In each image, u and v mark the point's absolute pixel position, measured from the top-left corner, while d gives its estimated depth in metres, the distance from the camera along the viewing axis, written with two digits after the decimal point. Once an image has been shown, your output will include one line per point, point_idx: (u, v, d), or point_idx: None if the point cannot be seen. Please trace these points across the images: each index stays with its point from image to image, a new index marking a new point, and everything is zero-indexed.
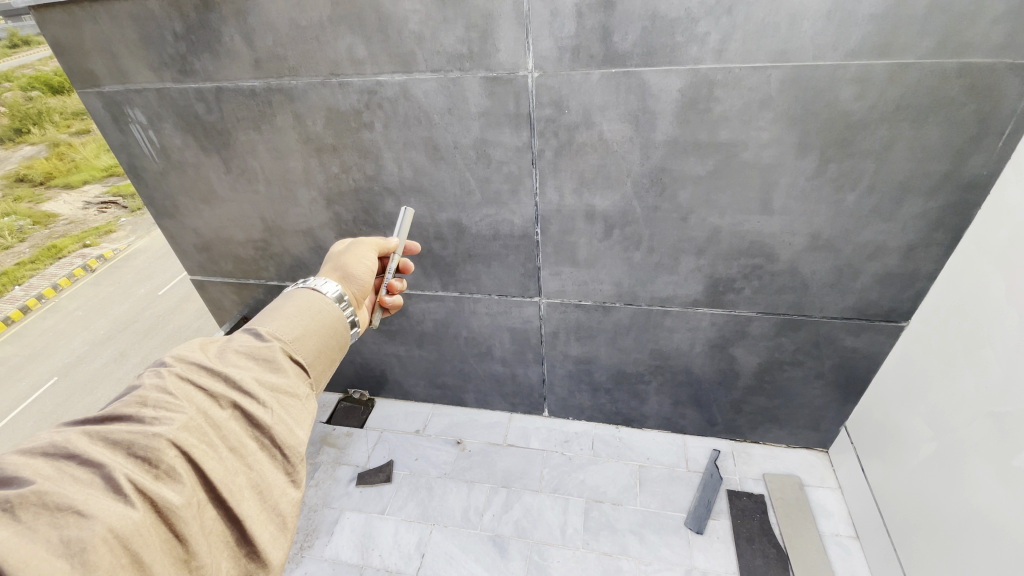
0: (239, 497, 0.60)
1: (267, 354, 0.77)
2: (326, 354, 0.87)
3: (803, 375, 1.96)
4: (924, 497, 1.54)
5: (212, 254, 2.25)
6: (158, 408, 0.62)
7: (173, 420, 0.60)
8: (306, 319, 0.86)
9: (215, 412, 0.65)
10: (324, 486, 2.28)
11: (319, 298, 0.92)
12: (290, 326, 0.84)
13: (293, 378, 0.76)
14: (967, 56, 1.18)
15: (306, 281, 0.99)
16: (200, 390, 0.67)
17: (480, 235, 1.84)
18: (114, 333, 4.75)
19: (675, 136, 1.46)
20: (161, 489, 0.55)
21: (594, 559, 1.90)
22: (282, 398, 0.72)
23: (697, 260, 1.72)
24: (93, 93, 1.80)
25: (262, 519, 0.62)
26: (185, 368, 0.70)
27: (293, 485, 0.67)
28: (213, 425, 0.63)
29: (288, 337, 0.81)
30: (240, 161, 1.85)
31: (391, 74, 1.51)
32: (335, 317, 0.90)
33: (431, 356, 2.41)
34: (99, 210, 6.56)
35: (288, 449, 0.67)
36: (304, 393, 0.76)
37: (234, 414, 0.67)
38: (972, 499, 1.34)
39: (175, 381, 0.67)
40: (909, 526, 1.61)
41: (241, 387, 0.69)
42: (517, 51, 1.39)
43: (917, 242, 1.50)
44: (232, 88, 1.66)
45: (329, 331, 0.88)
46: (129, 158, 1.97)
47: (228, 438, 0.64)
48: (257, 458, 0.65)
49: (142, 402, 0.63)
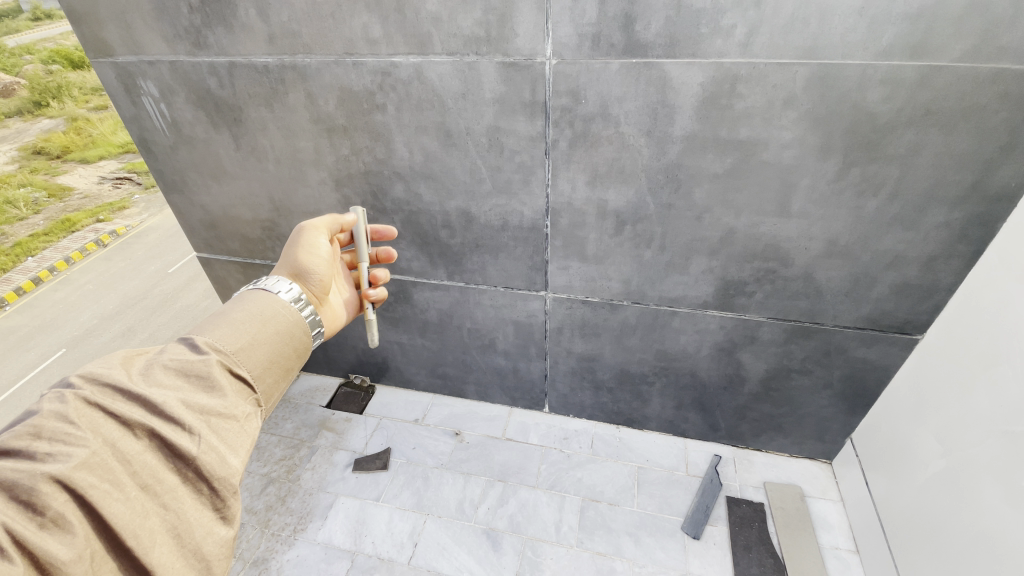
0: (149, 545, 0.58)
1: (201, 370, 0.73)
2: (278, 364, 0.84)
3: (810, 384, 1.92)
4: (930, 518, 1.49)
5: (220, 232, 2.24)
6: (55, 441, 0.58)
7: (70, 456, 0.57)
8: (253, 328, 0.83)
9: (128, 444, 0.62)
10: (320, 471, 2.28)
11: (273, 302, 0.89)
12: (236, 335, 0.80)
13: (230, 399, 0.72)
14: (1005, 60, 1.12)
15: (258, 283, 0.95)
16: (111, 417, 0.63)
17: (489, 225, 1.81)
18: (122, 309, 4.77)
19: (693, 132, 1.42)
20: (45, 541, 0.52)
21: (588, 559, 1.88)
22: (216, 421, 0.69)
23: (709, 260, 1.68)
24: (107, 63, 1.78)
25: (180, 566, 0.60)
26: (95, 391, 0.65)
27: (224, 522, 0.65)
28: (123, 459, 0.60)
29: (230, 349, 0.78)
30: (250, 138, 1.84)
31: (405, 56, 1.48)
32: (291, 322, 0.88)
33: (433, 345, 2.39)
34: (114, 185, 6.46)
35: (216, 482, 0.64)
36: (244, 413, 0.73)
37: (151, 444, 0.63)
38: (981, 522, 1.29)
39: (80, 408, 0.62)
40: (914, 545, 1.55)
41: (162, 412, 0.65)
42: (535, 37, 1.36)
43: (938, 253, 1.46)
44: (246, 63, 1.63)
45: (281, 338, 0.85)
46: (140, 131, 1.97)
47: (140, 475, 0.61)
48: (177, 494, 0.62)
49: (36, 433, 0.58)
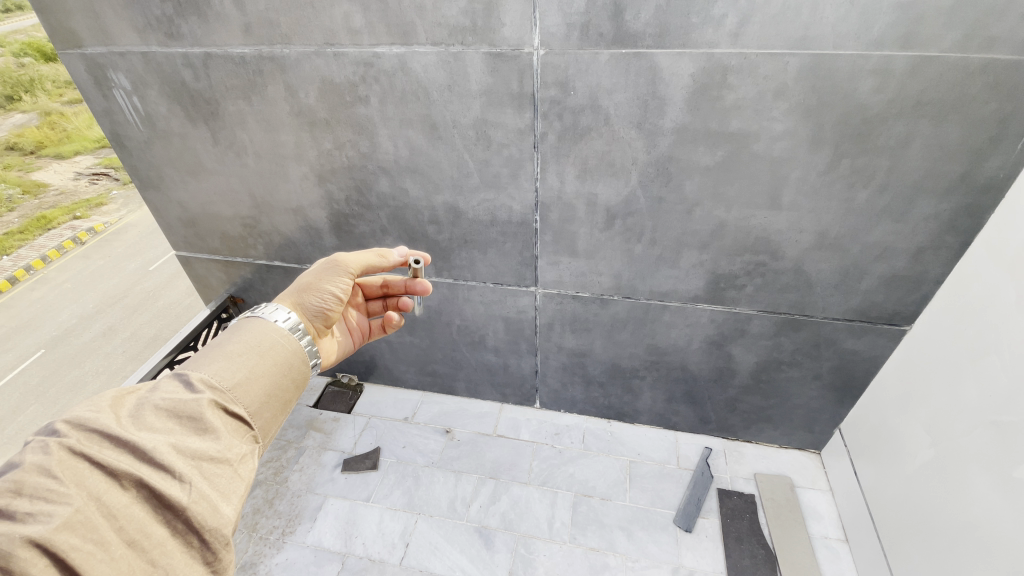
0: None
1: (193, 411, 0.70)
2: (276, 397, 0.81)
3: (800, 376, 1.93)
4: (917, 522, 1.52)
5: (199, 230, 2.17)
6: (36, 499, 0.54)
7: (53, 515, 0.53)
8: (253, 360, 0.81)
9: (114, 497, 0.58)
10: (309, 472, 2.24)
11: (272, 330, 0.87)
12: (233, 369, 0.78)
13: (224, 441, 0.69)
14: (995, 51, 1.12)
15: (258, 309, 0.94)
16: (97, 467, 0.60)
17: (477, 221, 1.78)
18: (104, 309, 4.71)
19: (684, 124, 1.39)
20: None
21: (581, 555, 1.88)
22: (208, 467, 0.66)
23: (700, 255, 1.67)
24: (75, 55, 1.70)
25: None
26: (81, 439, 0.62)
27: None
28: (108, 515, 0.57)
29: (226, 385, 0.76)
30: (229, 133, 1.78)
31: (389, 46, 1.43)
32: (291, 351, 0.86)
33: (422, 343, 2.36)
34: (92, 181, 5.29)
35: (208, 533, 0.61)
36: (238, 454, 0.70)
37: (140, 496, 0.60)
38: (966, 524, 1.31)
39: (64, 458, 0.59)
40: (903, 548, 1.57)
41: (153, 460, 0.62)
42: (522, 26, 1.32)
43: (926, 244, 1.46)
44: (222, 55, 1.57)
45: (281, 368, 0.83)
46: (112, 125, 1.89)
47: (126, 531, 0.57)
48: (166, 549, 0.59)
49: (17, 490, 0.55)
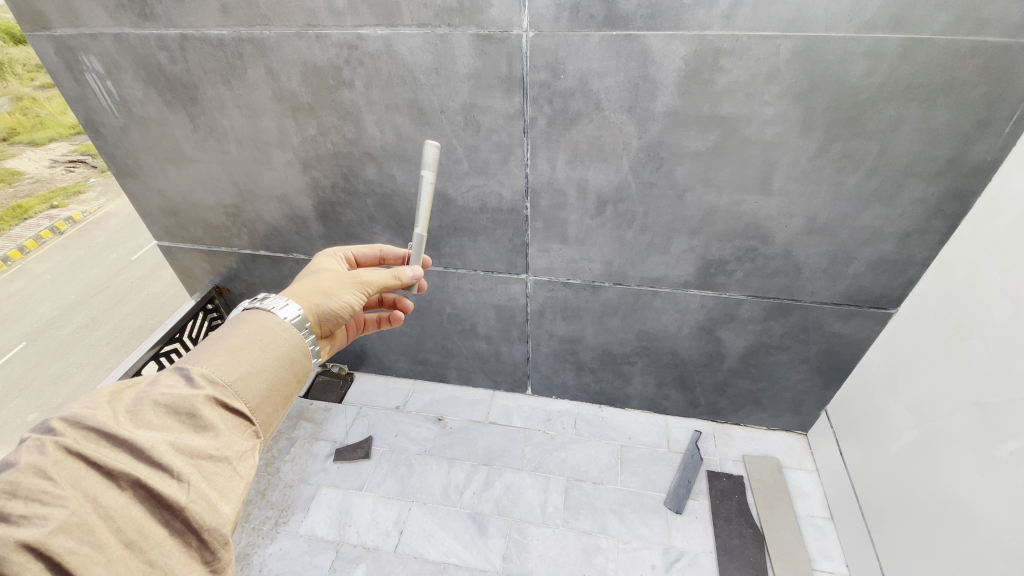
0: None
1: (191, 407, 0.68)
2: (276, 392, 0.79)
3: (788, 360, 1.95)
4: (899, 499, 1.56)
5: (180, 218, 2.12)
6: (31, 501, 0.53)
7: (48, 518, 0.52)
8: (253, 354, 0.78)
9: (111, 498, 0.57)
10: (300, 462, 2.23)
11: (273, 323, 0.84)
12: (233, 364, 0.75)
13: (224, 438, 0.68)
14: (985, 34, 1.11)
15: (264, 299, 0.91)
16: (94, 466, 0.58)
17: (466, 208, 1.76)
18: (86, 300, 4.61)
19: (675, 108, 1.38)
20: None
21: (574, 538, 1.90)
22: (207, 466, 0.64)
23: (691, 240, 1.67)
24: (44, 37, 1.63)
25: None
26: (77, 437, 0.60)
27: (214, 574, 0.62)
28: (105, 516, 0.56)
29: (227, 381, 0.73)
30: (208, 118, 1.72)
31: (373, 28, 1.39)
32: (292, 346, 0.84)
33: (413, 332, 2.35)
34: (69, 168, 5.15)
35: (207, 533, 0.60)
36: (237, 452, 0.68)
37: (138, 495, 0.59)
38: (946, 500, 1.35)
39: (60, 458, 0.57)
40: (884, 524, 1.62)
41: (151, 459, 0.60)
42: (511, 7, 1.28)
43: (913, 228, 1.47)
44: (198, 36, 1.51)
45: (281, 363, 0.81)
46: (85, 111, 1.82)
47: (124, 531, 0.56)
48: (164, 549, 0.58)
49: (13, 492, 0.53)
